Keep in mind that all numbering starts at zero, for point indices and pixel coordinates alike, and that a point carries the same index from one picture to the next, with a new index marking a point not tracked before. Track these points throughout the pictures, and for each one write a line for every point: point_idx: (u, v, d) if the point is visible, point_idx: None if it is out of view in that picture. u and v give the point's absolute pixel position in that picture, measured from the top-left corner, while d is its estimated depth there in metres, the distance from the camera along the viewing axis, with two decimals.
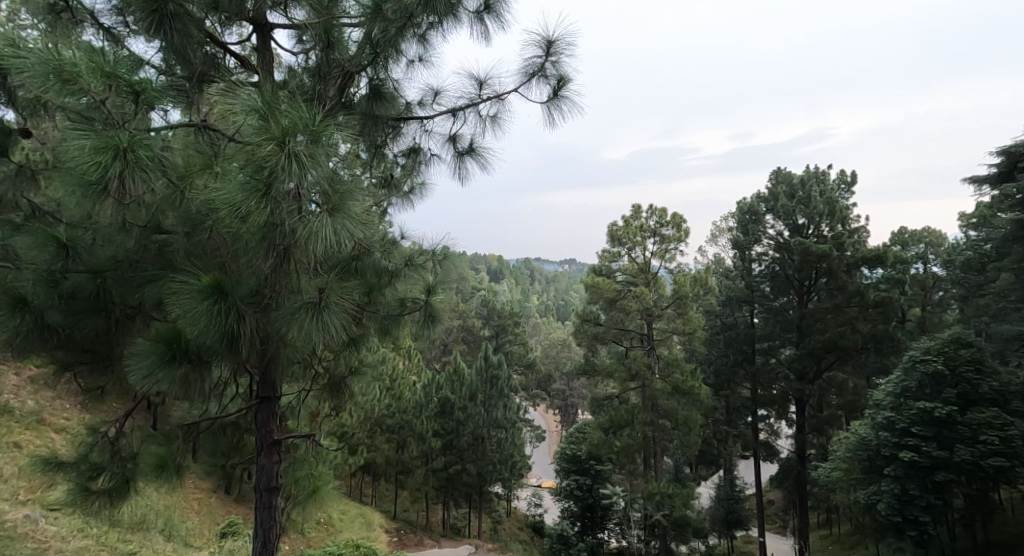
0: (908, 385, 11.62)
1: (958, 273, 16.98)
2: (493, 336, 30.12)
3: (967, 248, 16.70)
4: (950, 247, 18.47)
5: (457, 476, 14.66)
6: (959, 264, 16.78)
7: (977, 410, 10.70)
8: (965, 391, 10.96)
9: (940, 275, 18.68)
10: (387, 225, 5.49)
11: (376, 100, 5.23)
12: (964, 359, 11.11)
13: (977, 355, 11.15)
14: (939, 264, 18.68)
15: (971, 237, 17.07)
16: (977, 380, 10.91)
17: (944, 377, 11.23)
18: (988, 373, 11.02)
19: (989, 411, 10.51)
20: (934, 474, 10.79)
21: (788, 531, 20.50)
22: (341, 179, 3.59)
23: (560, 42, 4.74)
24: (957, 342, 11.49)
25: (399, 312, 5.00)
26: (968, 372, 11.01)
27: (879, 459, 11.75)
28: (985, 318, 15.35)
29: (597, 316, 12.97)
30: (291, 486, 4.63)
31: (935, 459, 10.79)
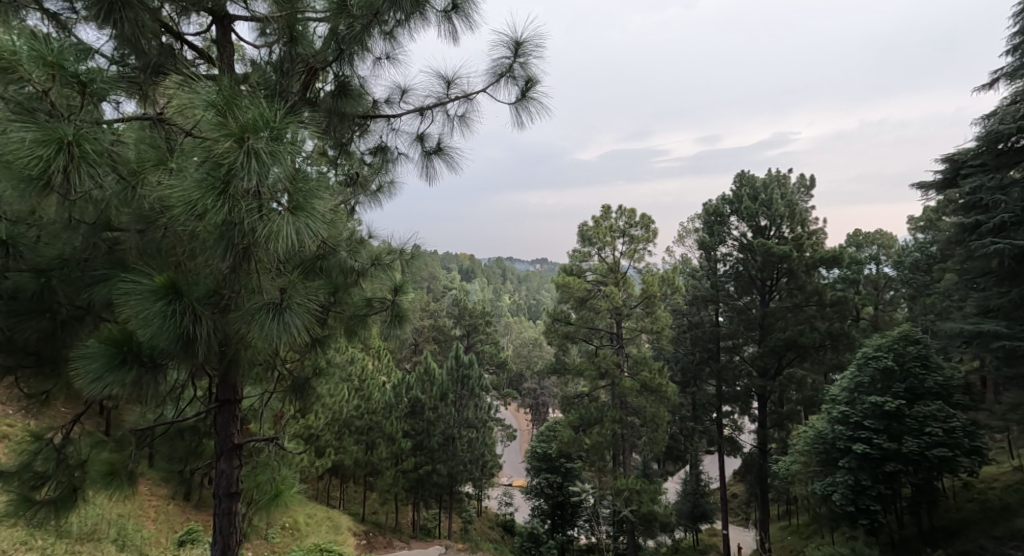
0: (861, 380, 11.96)
1: (908, 272, 17.57)
2: (464, 335, 29.88)
3: (916, 249, 17.29)
4: (901, 248, 19.15)
5: (427, 477, 14.50)
6: (910, 264, 17.35)
7: (923, 403, 11.08)
8: (913, 386, 11.36)
9: (891, 276, 19.35)
10: (357, 225, 5.45)
11: (343, 97, 5.15)
12: (912, 354, 11.59)
13: (923, 351, 11.66)
14: (891, 265, 19.31)
15: (920, 238, 17.77)
16: (924, 375, 11.35)
17: (894, 372, 11.63)
18: (933, 368, 11.48)
19: (935, 404, 10.91)
20: (884, 465, 11.15)
21: (750, 523, 20.97)
22: (305, 175, 3.56)
23: (528, 43, 4.75)
24: (906, 338, 11.93)
25: (365, 312, 4.94)
26: (915, 367, 11.47)
27: (834, 451, 12.04)
28: (931, 315, 15.99)
29: (568, 315, 12.99)
30: (252, 490, 4.49)
31: (885, 451, 11.14)
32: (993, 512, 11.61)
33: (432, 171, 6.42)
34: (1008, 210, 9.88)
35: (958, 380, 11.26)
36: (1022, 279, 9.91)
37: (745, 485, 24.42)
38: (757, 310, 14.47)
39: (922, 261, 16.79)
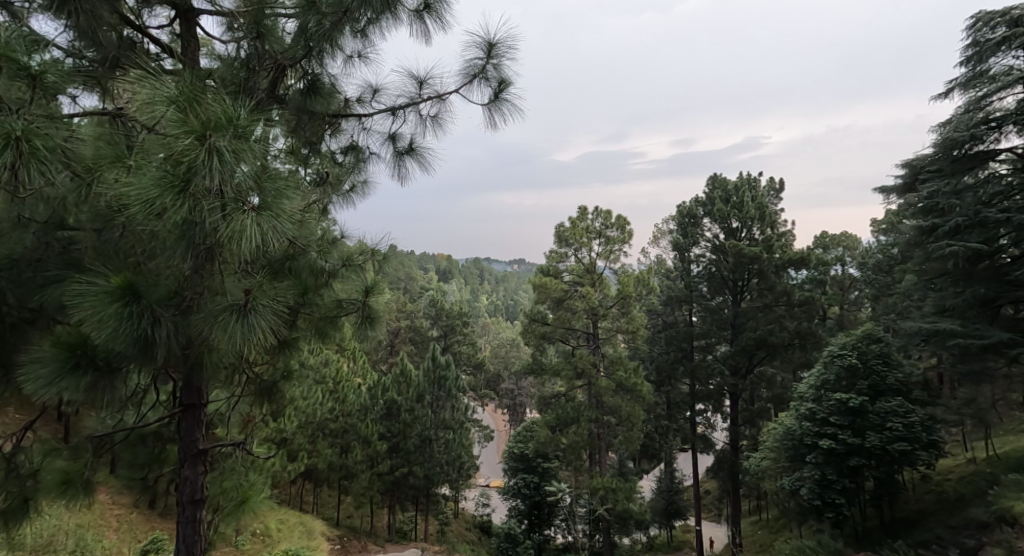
0: (827, 378, 12.20)
1: (871, 273, 18.01)
2: (441, 336, 29.59)
3: (879, 250, 17.71)
4: (865, 250, 19.63)
5: (403, 479, 14.29)
6: (873, 265, 17.79)
7: (885, 399, 11.38)
8: (875, 383, 11.62)
9: (856, 276, 19.82)
10: (330, 225, 5.39)
11: (313, 95, 5.08)
12: (874, 352, 11.87)
13: (885, 349, 11.96)
14: (856, 266, 19.79)
15: (881, 240, 18.27)
16: (885, 372, 11.63)
17: (857, 369, 11.87)
18: (895, 366, 11.78)
19: (895, 400, 11.21)
20: (849, 459, 11.41)
21: (722, 519, 21.30)
22: (271, 175, 3.50)
23: (501, 45, 4.76)
24: (869, 337, 12.18)
25: (336, 313, 4.87)
26: (877, 365, 11.73)
27: (801, 447, 12.26)
28: (892, 314, 16.45)
29: (545, 315, 13.00)
30: (218, 497, 4.37)
31: (849, 446, 11.40)
32: (949, 502, 11.91)
33: (405, 172, 6.37)
34: (962, 213, 10.41)
35: (917, 377, 11.59)
36: (975, 279, 10.40)
37: (718, 482, 24.78)
38: (729, 310, 14.68)
39: (884, 261, 17.24)
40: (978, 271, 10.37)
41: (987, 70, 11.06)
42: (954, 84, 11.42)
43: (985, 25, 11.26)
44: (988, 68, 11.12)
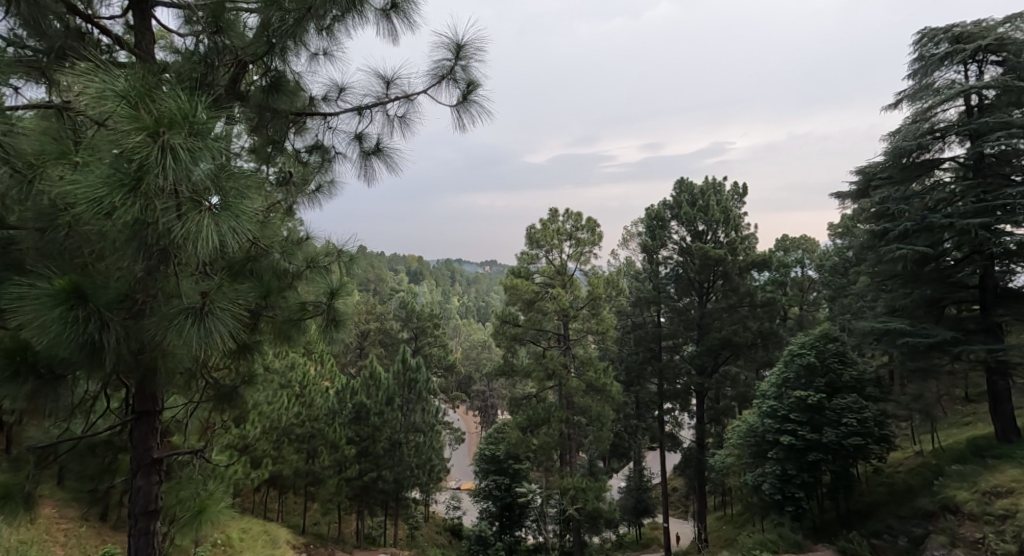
0: (788, 376, 12.48)
1: (828, 274, 18.52)
2: (411, 338, 29.23)
3: (835, 252, 18.23)
4: (823, 252, 20.19)
5: (372, 484, 13.97)
6: (829, 267, 18.30)
7: (841, 396, 11.71)
8: (832, 380, 11.96)
9: (814, 278, 20.37)
10: (294, 225, 5.28)
11: (275, 93, 4.96)
12: (831, 351, 12.17)
13: (841, 347, 12.34)
14: (814, 268, 20.34)
15: (838, 243, 18.81)
16: (841, 369, 12.00)
17: (815, 367, 12.19)
18: (850, 363, 12.17)
19: (850, 397, 11.56)
20: (807, 454, 11.67)
21: (689, 515, 21.60)
22: (230, 175, 3.40)
23: (470, 46, 4.75)
24: (826, 336, 12.55)
25: (299, 316, 4.77)
26: (834, 362, 12.09)
27: (764, 444, 12.49)
28: (848, 315, 16.94)
29: (516, 316, 12.98)
30: (174, 508, 4.21)
31: (808, 442, 11.67)
32: (899, 493, 12.21)
33: (372, 173, 6.25)
34: (910, 218, 11.18)
35: (870, 374, 12.00)
36: (923, 281, 11.56)
37: (685, 480, 25.13)
38: (696, 311, 14.91)
39: (840, 264, 17.76)
40: (925, 273, 11.48)
41: (932, 83, 12.11)
42: (904, 95, 12.35)
43: (929, 42, 12.04)
44: (932, 81, 12.18)
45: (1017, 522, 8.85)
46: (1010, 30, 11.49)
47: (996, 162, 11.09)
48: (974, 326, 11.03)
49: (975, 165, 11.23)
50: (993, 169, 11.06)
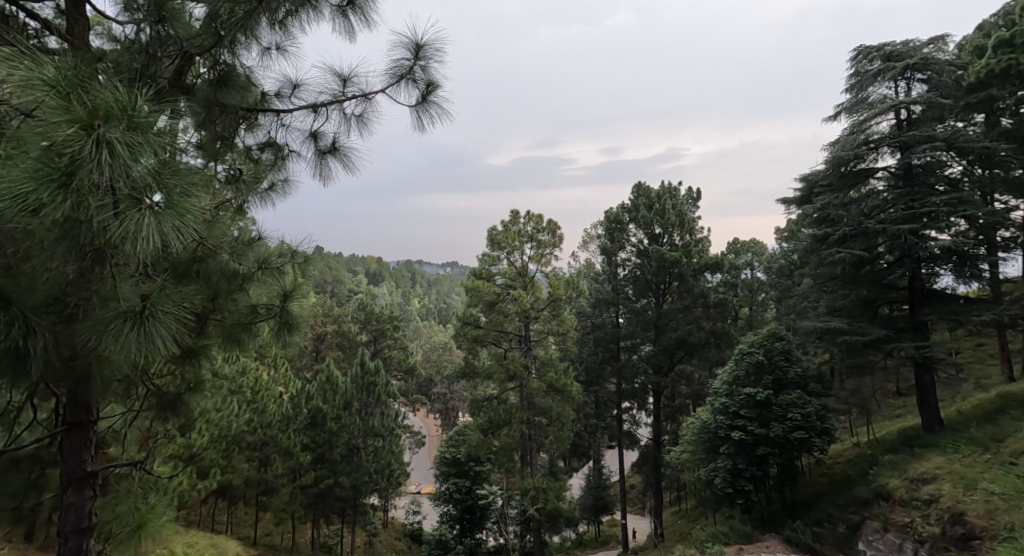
0: (738, 373, 12.79)
1: (775, 276, 19.11)
2: (370, 341, 28.68)
3: (782, 255, 18.82)
4: (771, 255, 20.80)
5: (328, 491, 13.57)
6: (777, 269, 18.88)
7: (786, 392, 12.19)
8: (779, 377, 12.40)
9: (763, 280, 20.96)
10: (245, 223, 5.13)
11: (223, 87, 4.79)
12: (777, 349, 12.69)
13: (786, 346, 12.82)
14: (763, 270, 20.94)
15: (784, 246, 19.43)
16: (786, 367, 12.51)
17: (764, 365, 12.62)
18: (794, 360, 12.71)
19: (795, 393, 12.05)
20: (757, 449, 11.98)
21: (646, 512, 21.90)
22: (174, 171, 3.20)
23: (429, 47, 4.74)
24: (773, 336, 13.09)
25: (249, 319, 4.59)
26: (780, 360, 12.58)
27: (716, 439, 12.71)
28: (793, 315, 17.52)
29: (477, 318, 12.83)
30: (110, 525, 3.96)
31: (757, 437, 12.00)
32: (838, 483, 12.63)
33: (327, 172, 6.06)
34: (847, 224, 11.86)
35: (812, 371, 12.59)
36: (859, 283, 12.27)
37: (642, 477, 25.47)
38: (653, 311, 15.11)
39: (786, 266, 18.34)
40: (861, 276, 12.20)
41: (867, 97, 12.57)
42: (841, 108, 12.80)
43: (863, 59, 12.66)
44: (867, 96, 12.66)
45: (942, 506, 9.35)
46: (934, 51, 12.17)
47: (923, 172, 11.83)
48: (904, 324, 11.81)
49: (905, 174, 11.96)
50: (921, 179, 11.82)
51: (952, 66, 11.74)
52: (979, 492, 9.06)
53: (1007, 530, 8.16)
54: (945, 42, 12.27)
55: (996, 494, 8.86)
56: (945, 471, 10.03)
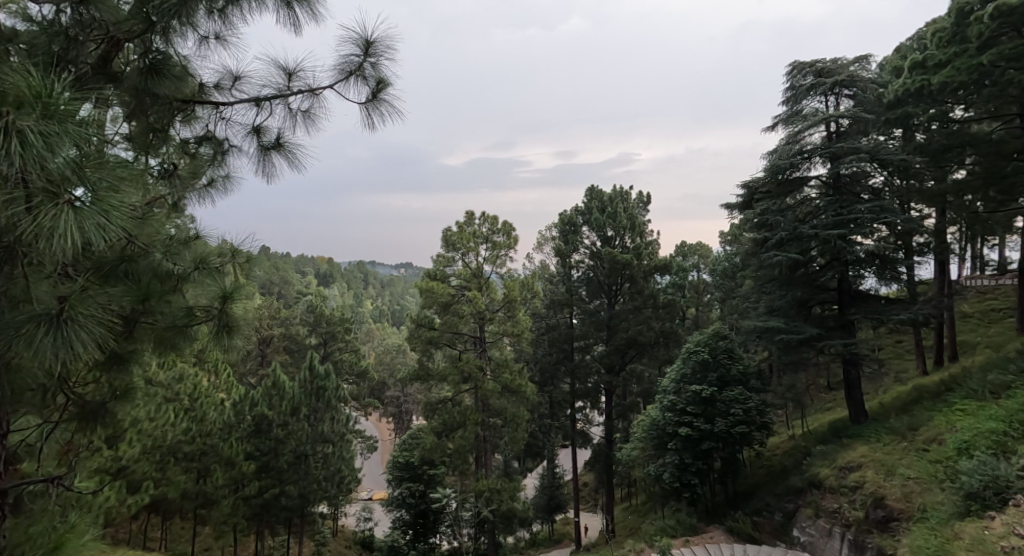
0: (685, 371, 13.01)
1: (719, 278, 19.60)
2: (320, 344, 27.84)
3: (726, 257, 19.34)
4: (715, 257, 21.32)
5: (274, 501, 13.08)
6: (720, 271, 19.37)
7: (730, 388, 12.49)
8: (722, 375, 12.70)
9: (709, 282, 21.46)
10: (181, 221, 4.87)
11: (155, 78, 4.47)
12: (721, 347, 13.00)
13: (729, 345, 13.15)
14: (708, 272, 21.44)
15: (727, 249, 19.98)
16: (729, 364, 12.82)
17: (709, 363, 12.87)
18: (736, 358, 13.04)
19: (737, 389, 12.36)
20: (702, 444, 12.22)
21: (597, 508, 22.12)
22: (99, 163, 3.09)
23: (379, 44, 4.81)
24: (717, 335, 13.37)
25: (185, 322, 4.32)
26: (723, 358, 12.88)
27: (665, 436, 12.85)
28: (735, 315, 18.02)
29: (431, 320, 12.59)
30: (23, 544, 3.63)
31: (702, 432, 12.22)
32: (775, 474, 13.01)
33: (270, 169, 5.79)
34: (784, 228, 12.15)
35: (753, 367, 12.98)
36: (794, 284, 12.68)
37: (594, 475, 25.70)
38: (605, 312, 15.20)
39: (729, 269, 18.87)
40: (796, 277, 12.61)
41: (800, 110, 12.98)
42: (777, 120, 13.23)
43: (798, 73, 13.05)
44: (800, 109, 13.06)
45: (865, 492, 9.78)
46: (859, 69, 12.72)
47: (849, 181, 12.48)
48: (833, 323, 12.23)
49: (834, 184, 12.48)
50: (848, 188, 12.47)
51: (874, 83, 12.35)
52: (897, 477, 9.52)
53: (921, 511, 8.60)
54: (869, 62, 12.90)
55: (911, 478, 9.32)
56: (868, 459, 10.51)
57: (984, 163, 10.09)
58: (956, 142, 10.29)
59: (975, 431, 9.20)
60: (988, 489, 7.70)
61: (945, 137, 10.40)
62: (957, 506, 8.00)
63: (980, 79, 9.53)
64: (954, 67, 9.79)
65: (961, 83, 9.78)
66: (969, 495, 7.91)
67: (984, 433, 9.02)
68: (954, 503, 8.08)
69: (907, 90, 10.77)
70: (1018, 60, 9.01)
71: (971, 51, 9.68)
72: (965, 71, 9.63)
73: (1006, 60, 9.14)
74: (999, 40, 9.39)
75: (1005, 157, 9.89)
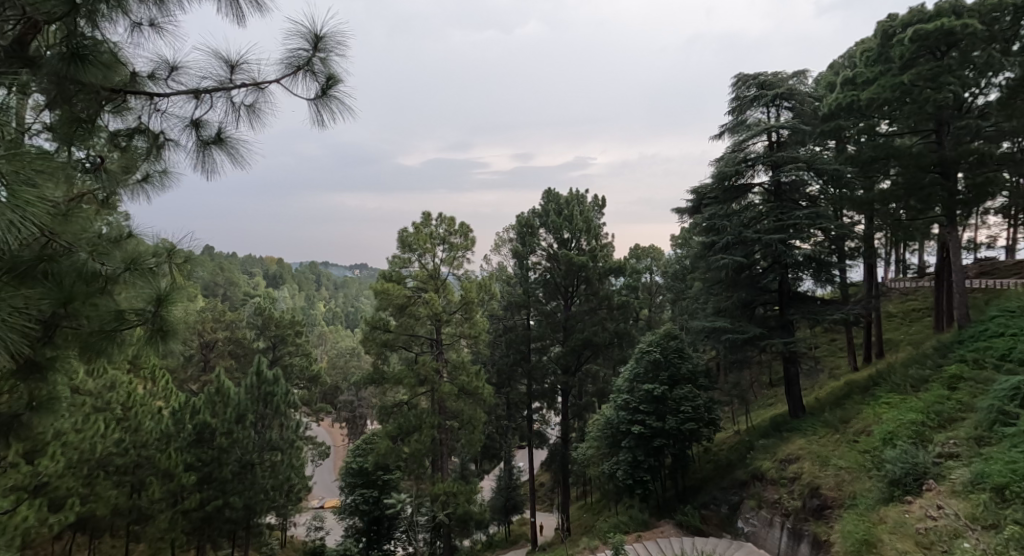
0: (638, 371, 13.10)
1: (670, 280, 19.93)
2: (268, 348, 26.83)
3: (676, 260, 19.73)
4: (667, 260, 21.71)
5: (217, 513, 12.46)
6: (671, 273, 19.71)
7: (680, 387, 12.70)
8: (672, 373, 12.86)
9: (661, 283, 21.79)
10: (113, 219, 4.65)
11: (77, 63, 4.07)
12: (672, 347, 13.16)
13: (679, 344, 13.33)
14: (660, 274, 21.79)
15: (678, 251, 20.35)
16: (679, 363, 13.00)
17: (660, 362, 13.00)
18: (686, 357, 13.23)
19: (687, 388, 12.58)
20: (654, 441, 12.31)
21: (553, 508, 22.19)
22: (16, 156, 2.98)
23: (329, 40, 4.74)
24: (668, 335, 13.52)
25: (115, 326, 4.00)
26: (673, 357, 13.05)
27: (618, 434, 12.88)
28: (685, 315, 18.37)
29: (387, 322, 12.22)
30: None
31: (654, 430, 12.32)
32: (721, 468, 13.23)
33: (210, 165, 5.47)
34: (729, 232, 12.43)
35: (701, 367, 13.23)
36: (739, 285, 12.90)
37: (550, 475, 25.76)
38: (562, 314, 15.18)
39: (679, 271, 19.24)
40: (741, 279, 12.84)
41: (745, 120, 13.24)
42: (723, 129, 13.48)
43: (743, 85, 13.29)
44: (745, 119, 13.33)
45: (803, 482, 10.02)
46: (797, 83, 13.10)
47: (790, 189, 12.79)
48: (775, 323, 12.56)
49: (775, 191, 12.87)
50: (788, 196, 12.78)
51: (812, 98, 12.88)
52: (830, 467, 9.76)
53: (851, 498, 8.85)
54: (805, 77, 13.31)
55: (843, 468, 9.56)
56: (804, 451, 10.78)
57: (906, 175, 10.97)
58: (882, 153, 11.12)
59: (898, 422, 9.49)
60: (909, 476, 8.07)
61: (873, 149, 11.24)
62: (882, 492, 8.29)
63: (901, 96, 10.50)
64: (880, 85, 10.72)
65: (886, 100, 10.71)
66: (893, 481, 8.24)
67: (905, 423, 9.34)
68: (880, 490, 8.36)
69: (839, 104, 11.49)
70: (933, 80, 10.09)
71: (893, 71, 10.70)
72: (889, 88, 10.59)
73: (923, 80, 10.22)
74: (917, 62, 10.49)
75: (923, 169, 10.83)
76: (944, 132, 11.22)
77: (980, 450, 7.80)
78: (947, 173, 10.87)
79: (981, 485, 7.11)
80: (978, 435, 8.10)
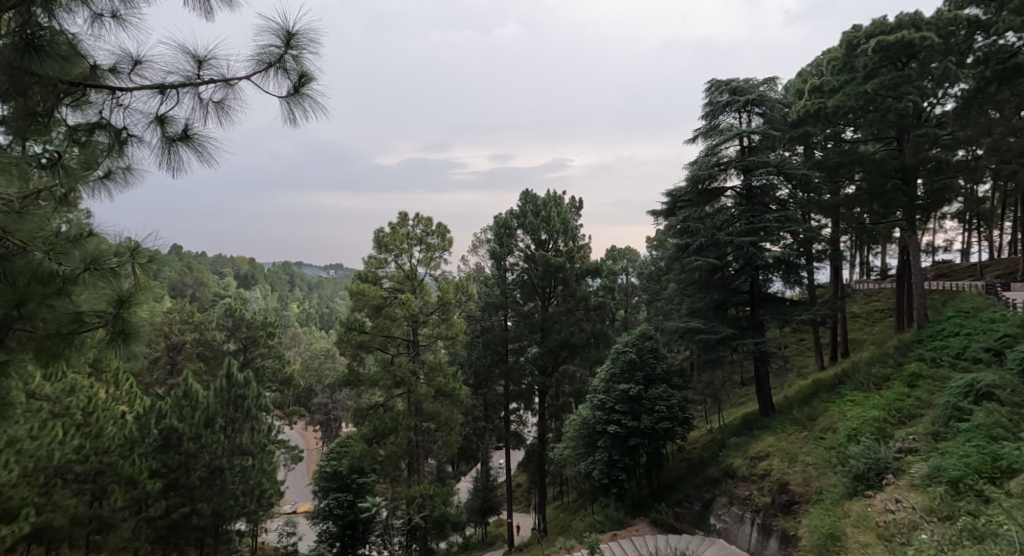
0: (614, 371, 13.11)
1: (646, 281, 20.05)
2: (240, 350, 26.27)
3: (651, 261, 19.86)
4: (643, 261, 21.82)
5: (184, 521, 12.10)
6: (647, 274, 19.82)
7: (654, 387, 12.76)
8: (647, 373, 12.90)
9: (636, 284, 21.90)
10: (73, 216, 4.41)
11: (34, 55, 4.03)
12: (647, 347, 13.19)
13: (654, 344, 13.38)
14: (636, 275, 21.90)
15: (653, 253, 20.49)
16: (654, 363, 13.05)
17: (636, 362, 13.02)
18: (660, 358, 13.29)
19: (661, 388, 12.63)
20: (629, 440, 12.33)
21: (529, 509, 22.17)
22: None
23: (302, 37, 4.61)
24: (644, 335, 13.56)
25: (72, 329, 3.79)
26: (648, 357, 13.10)
27: (595, 434, 12.86)
28: (660, 316, 18.49)
29: (363, 323, 12.01)
30: None
31: (630, 429, 12.34)
32: (694, 467, 13.31)
33: (176, 165, 5.27)
34: (703, 235, 12.52)
35: (676, 366, 13.30)
36: (712, 286, 12.98)
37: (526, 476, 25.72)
38: (539, 315, 15.12)
39: (654, 272, 19.37)
40: (714, 280, 12.90)
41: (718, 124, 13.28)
42: (696, 134, 13.54)
43: (716, 90, 13.28)
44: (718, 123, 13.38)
45: (772, 479, 10.12)
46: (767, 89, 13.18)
47: (760, 193, 12.69)
48: (746, 323, 12.68)
49: (746, 195, 12.78)
50: (759, 200, 12.71)
51: (781, 104, 12.87)
52: (799, 464, 9.87)
53: (817, 493, 8.95)
54: (776, 83, 13.46)
55: (810, 464, 9.66)
56: (774, 448, 10.89)
57: (869, 180, 11.20)
58: (847, 160, 11.35)
59: (861, 420, 9.65)
60: (871, 471, 8.19)
61: (838, 155, 11.48)
62: (846, 487, 8.41)
63: (865, 104, 10.68)
64: (845, 93, 10.89)
65: (850, 108, 10.89)
66: (857, 476, 8.35)
67: (868, 420, 9.50)
68: (845, 484, 8.47)
69: (807, 111, 11.63)
70: (894, 89, 10.32)
71: (858, 80, 10.89)
72: (854, 96, 10.75)
73: (885, 89, 10.43)
74: (880, 71, 10.79)
75: (885, 176, 11.12)
76: (904, 139, 11.61)
77: (937, 446, 7.97)
78: (908, 178, 11.18)
79: (938, 479, 7.27)
80: (935, 431, 8.27)
